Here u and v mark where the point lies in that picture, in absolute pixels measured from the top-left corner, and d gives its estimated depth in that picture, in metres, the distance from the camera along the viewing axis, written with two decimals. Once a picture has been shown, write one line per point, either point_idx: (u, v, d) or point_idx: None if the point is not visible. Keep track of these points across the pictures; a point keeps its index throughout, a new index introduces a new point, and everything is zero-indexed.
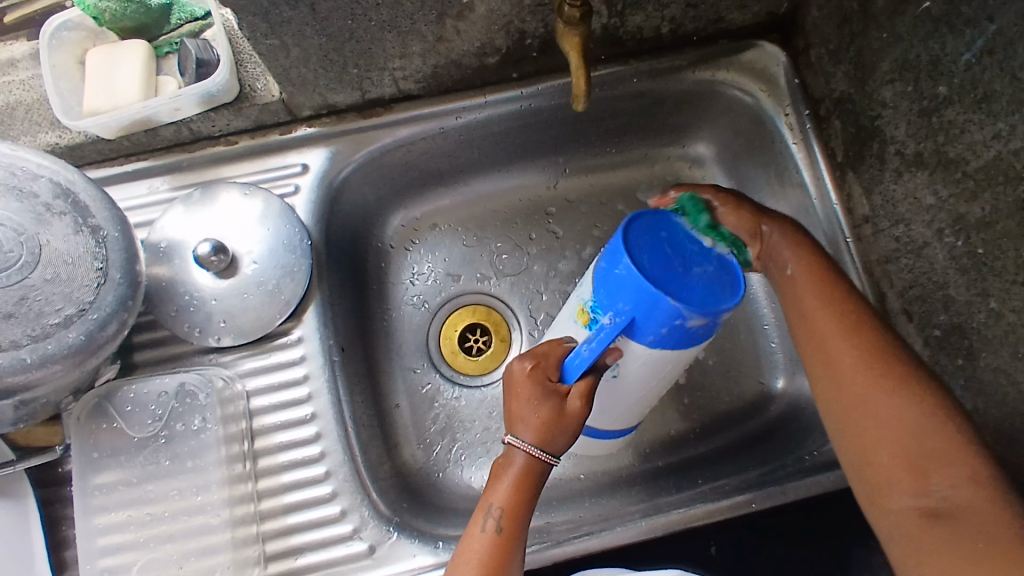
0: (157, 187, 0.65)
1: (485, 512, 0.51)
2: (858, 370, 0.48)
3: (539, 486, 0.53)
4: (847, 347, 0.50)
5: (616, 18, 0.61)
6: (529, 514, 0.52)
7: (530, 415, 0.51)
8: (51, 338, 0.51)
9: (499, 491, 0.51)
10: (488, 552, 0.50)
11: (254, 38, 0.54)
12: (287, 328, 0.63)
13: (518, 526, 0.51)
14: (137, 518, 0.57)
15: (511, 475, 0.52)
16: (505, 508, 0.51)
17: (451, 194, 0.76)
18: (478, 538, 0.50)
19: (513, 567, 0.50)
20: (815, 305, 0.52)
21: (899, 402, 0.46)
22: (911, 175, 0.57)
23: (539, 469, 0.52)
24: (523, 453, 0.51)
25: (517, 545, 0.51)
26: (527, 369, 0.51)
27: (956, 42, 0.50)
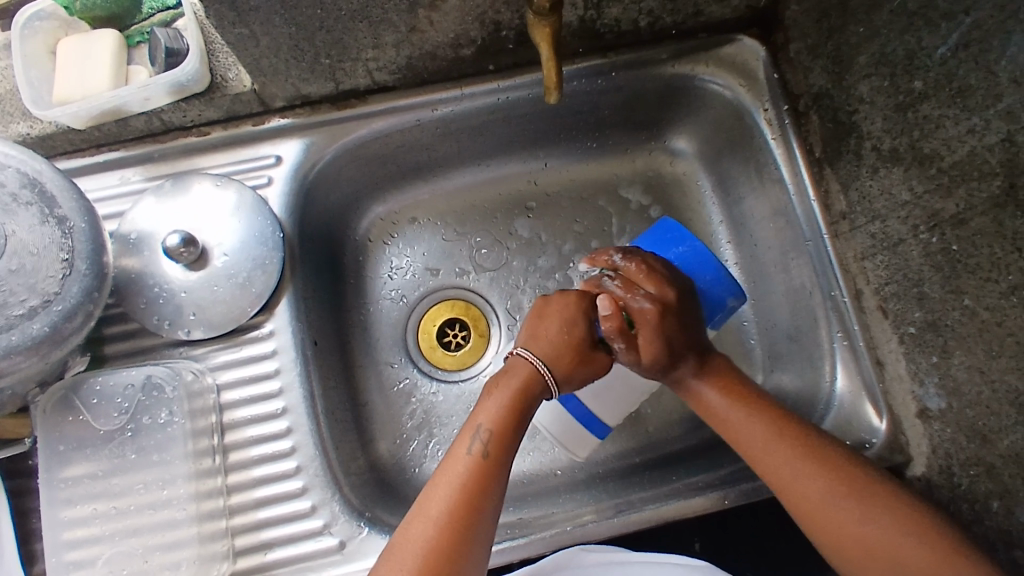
0: (129, 178, 0.64)
1: (472, 434, 0.52)
2: (801, 477, 0.51)
3: (527, 417, 0.54)
4: (789, 451, 0.52)
5: (593, 11, 0.60)
6: (515, 442, 0.53)
7: (566, 331, 0.56)
8: (14, 329, 0.51)
9: (490, 412, 0.53)
10: (470, 472, 0.50)
11: (222, 27, 0.53)
12: (258, 322, 0.62)
13: (504, 451, 0.52)
14: (102, 512, 0.57)
15: (502, 394, 0.54)
16: (493, 429, 0.52)
17: (429, 188, 0.76)
18: (461, 458, 0.51)
19: (495, 491, 0.50)
20: (738, 417, 0.56)
21: (848, 503, 0.49)
22: (887, 171, 0.56)
23: (533, 394, 0.55)
24: (534, 368, 0.55)
25: (501, 470, 0.51)
26: (577, 296, 0.58)
27: (932, 35, 0.49)
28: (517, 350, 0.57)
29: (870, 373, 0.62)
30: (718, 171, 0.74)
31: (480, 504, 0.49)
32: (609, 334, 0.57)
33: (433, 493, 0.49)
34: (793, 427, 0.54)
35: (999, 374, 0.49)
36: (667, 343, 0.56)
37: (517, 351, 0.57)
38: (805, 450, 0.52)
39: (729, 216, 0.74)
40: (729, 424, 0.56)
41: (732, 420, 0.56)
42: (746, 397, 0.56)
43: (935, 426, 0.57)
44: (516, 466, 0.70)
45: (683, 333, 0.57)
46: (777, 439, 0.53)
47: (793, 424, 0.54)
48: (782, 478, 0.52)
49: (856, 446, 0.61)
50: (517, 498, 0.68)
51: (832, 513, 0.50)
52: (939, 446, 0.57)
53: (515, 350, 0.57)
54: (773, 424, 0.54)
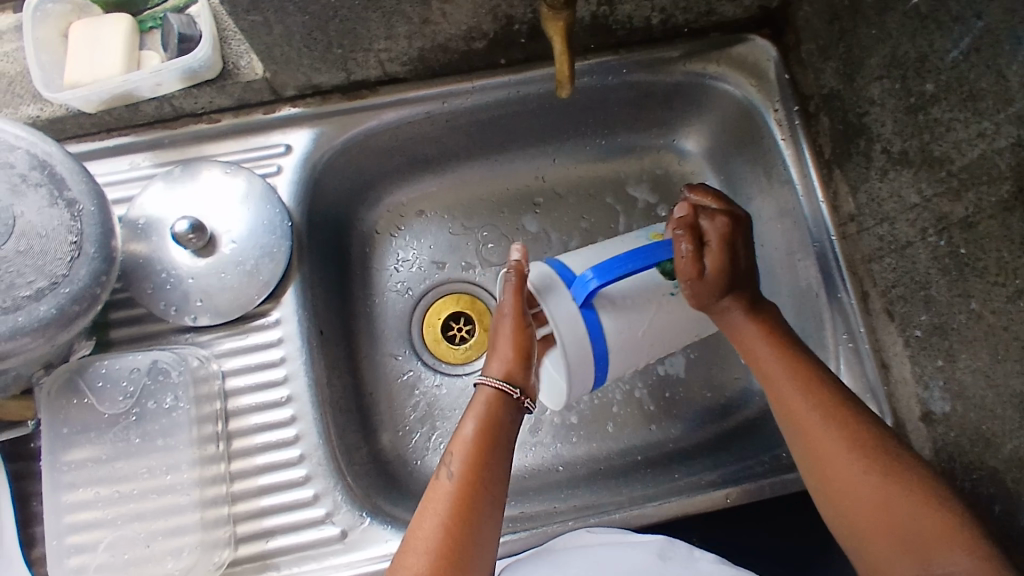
0: (139, 163, 0.64)
1: (448, 459, 0.51)
2: (818, 426, 0.52)
3: (504, 438, 0.53)
4: (816, 417, 0.53)
5: (606, 7, 0.60)
6: (499, 464, 0.52)
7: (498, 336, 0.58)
8: (21, 310, 0.50)
9: (462, 438, 0.52)
10: (455, 493, 0.49)
11: (236, 14, 0.53)
12: (265, 310, 0.62)
13: (482, 472, 0.50)
14: (105, 496, 0.57)
15: (474, 419, 0.53)
16: (465, 452, 0.51)
17: (437, 181, 0.76)
18: (438, 486, 0.50)
19: (478, 509, 0.49)
20: (768, 359, 0.56)
21: (858, 459, 0.50)
22: (896, 174, 0.56)
23: (500, 418, 0.54)
24: (489, 386, 0.55)
25: (483, 490, 0.49)
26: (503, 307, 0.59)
27: (944, 38, 0.49)
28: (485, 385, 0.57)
29: (874, 375, 0.62)
30: (727, 171, 0.74)
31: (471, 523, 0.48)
32: (681, 232, 0.56)
33: (419, 520, 0.48)
34: (819, 377, 0.54)
35: (1003, 378, 0.49)
36: (731, 260, 0.57)
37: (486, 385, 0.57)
38: (827, 403, 0.53)
39: None
40: (760, 366, 0.57)
41: (763, 361, 0.56)
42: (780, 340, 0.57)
43: (939, 429, 0.57)
44: (519, 460, 0.70)
45: (745, 258, 0.58)
46: (801, 387, 0.54)
47: (818, 375, 0.54)
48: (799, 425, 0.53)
49: None
50: (519, 492, 0.68)
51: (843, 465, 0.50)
52: (942, 449, 0.57)
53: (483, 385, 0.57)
54: (798, 371, 0.55)
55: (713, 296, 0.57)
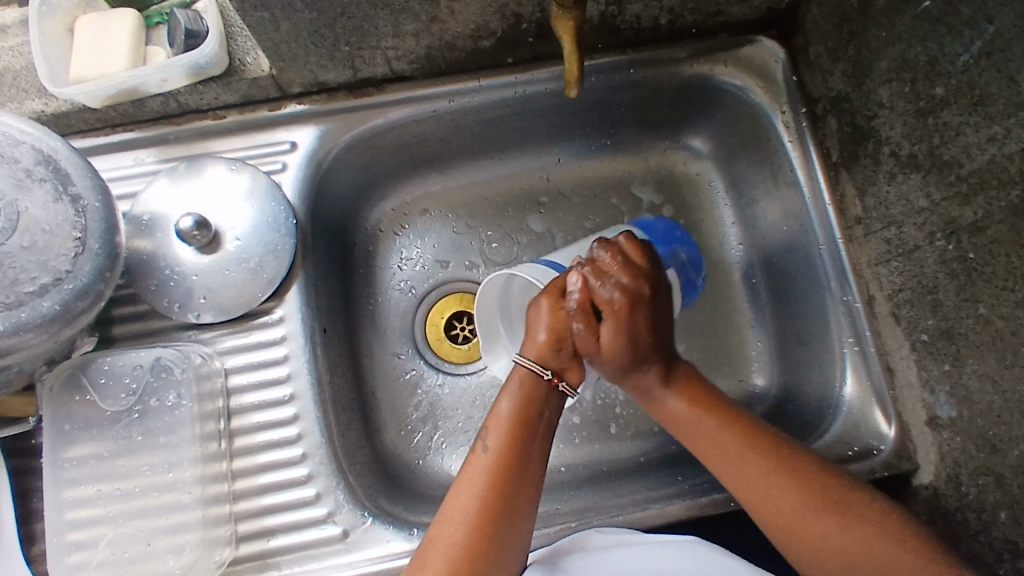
0: (143, 159, 0.64)
1: (483, 435, 0.53)
2: (771, 483, 0.51)
3: (540, 416, 0.54)
4: (764, 468, 0.52)
5: (614, 7, 0.59)
6: (535, 444, 0.53)
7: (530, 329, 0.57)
8: (24, 306, 0.50)
9: (499, 414, 0.53)
10: (487, 474, 0.50)
11: (243, 10, 0.53)
12: (269, 308, 0.62)
13: (520, 448, 0.52)
14: (106, 492, 0.57)
15: (511, 396, 0.54)
16: (500, 430, 0.52)
17: (442, 180, 0.76)
18: (477, 460, 0.51)
19: (515, 486, 0.50)
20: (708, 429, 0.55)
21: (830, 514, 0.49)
22: (904, 177, 0.56)
23: (536, 397, 0.54)
24: (523, 367, 0.55)
25: (518, 469, 0.51)
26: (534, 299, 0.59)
27: (955, 42, 0.49)
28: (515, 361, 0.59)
29: (879, 379, 0.62)
30: (733, 172, 0.74)
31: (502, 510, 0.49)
32: (573, 309, 0.56)
33: (455, 497, 0.50)
34: (763, 445, 0.53)
35: (1011, 384, 0.49)
36: (629, 334, 0.55)
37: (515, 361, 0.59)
38: (784, 466, 0.52)
39: (742, 217, 0.74)
40: (700, 441, 0.55)
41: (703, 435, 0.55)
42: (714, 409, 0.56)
43: (945, 434, 0.57)
44: None
45: (644, 328, 0.56)
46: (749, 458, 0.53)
47: (753, 429, 0.54)
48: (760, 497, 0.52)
49: (864, 451, 0.61)
50: None
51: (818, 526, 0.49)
52: (947, 454, 0.57)
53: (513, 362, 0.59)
54: (745, 439, 0.54)
55: (625, 368, 0.57)
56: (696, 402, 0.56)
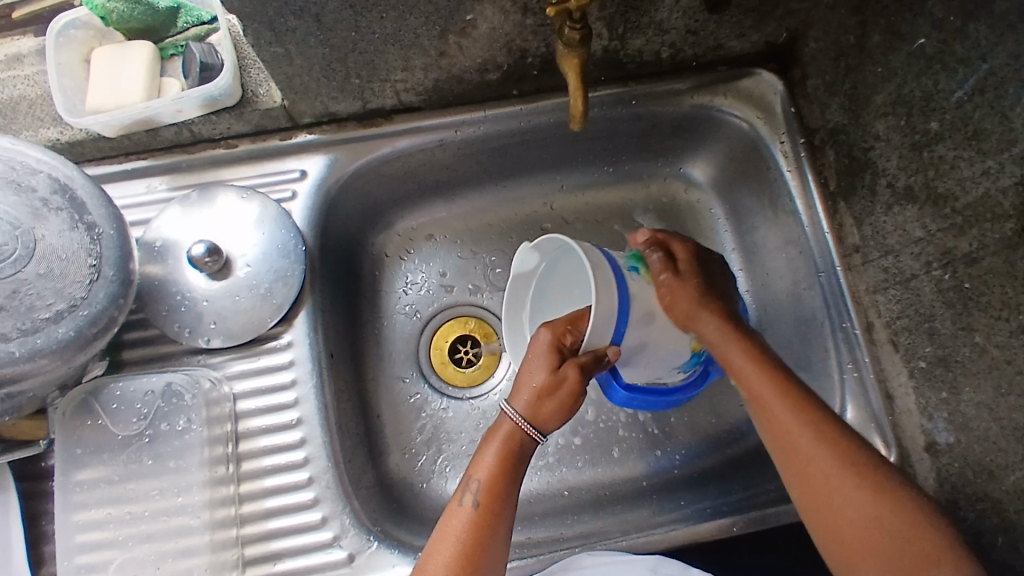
0: (155, 187, 0.66)
1: (467, 486, 0.54)
2: (810, 446, 0.52)
3: (522, 461, 0.55)
4: (807, 435, 0.53)
5: (617, 42, 0.61)
6: (512, 492, 0.54)
7: (539, 402, 0.55)
8: (40, 332, 0.51)
9: (482, 464, 0.54)
10: (468, 528, 0.51)
11: (259, 46, 0.54)
12: (278, 332, 0.63)
13: (499, 502, 0.53)
14: (116, 516, 0.57)
15: (494, 446, 0.55)
16: (484, 479, 0.53)
17: (447, 207, 0.77)
18: (456, 513, 0.52)
19: (495, 537, 0.52)
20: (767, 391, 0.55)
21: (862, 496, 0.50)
22: (901, 209, 0.58)
23: (519, 448, 0.55)
24: (511, 421, 0.55)
25: (496, 520, 0.52)
26: (543, 368, 0.55)
27: (949, 79, 0.51)
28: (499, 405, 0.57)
29: (879, 405, 0.63)
30: (733, 200, 0.75)
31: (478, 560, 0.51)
32: (648, 242, 0.61)
33: (435, 545, 0.51)
34: (818, 415, 0.54)
35: (1007, 411, 0.50)
36: (700, 271, 0.60)
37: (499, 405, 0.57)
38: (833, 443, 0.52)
39: (742, 245, 0.75)
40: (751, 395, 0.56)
41: (766, 401, 0.55)
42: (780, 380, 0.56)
43: (943, 461, 0.57)
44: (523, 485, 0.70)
45: (703, 275, 0.60)
46: (805, 424, 0.53)
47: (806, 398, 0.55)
48: (798, 456, 0.53)
49: None
50: (524, 517, 0.68)
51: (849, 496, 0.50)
52: (945, 480, 0.57)
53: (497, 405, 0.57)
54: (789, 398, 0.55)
55: (692, 302, 0.58)
56: (756, 363, 0.57)
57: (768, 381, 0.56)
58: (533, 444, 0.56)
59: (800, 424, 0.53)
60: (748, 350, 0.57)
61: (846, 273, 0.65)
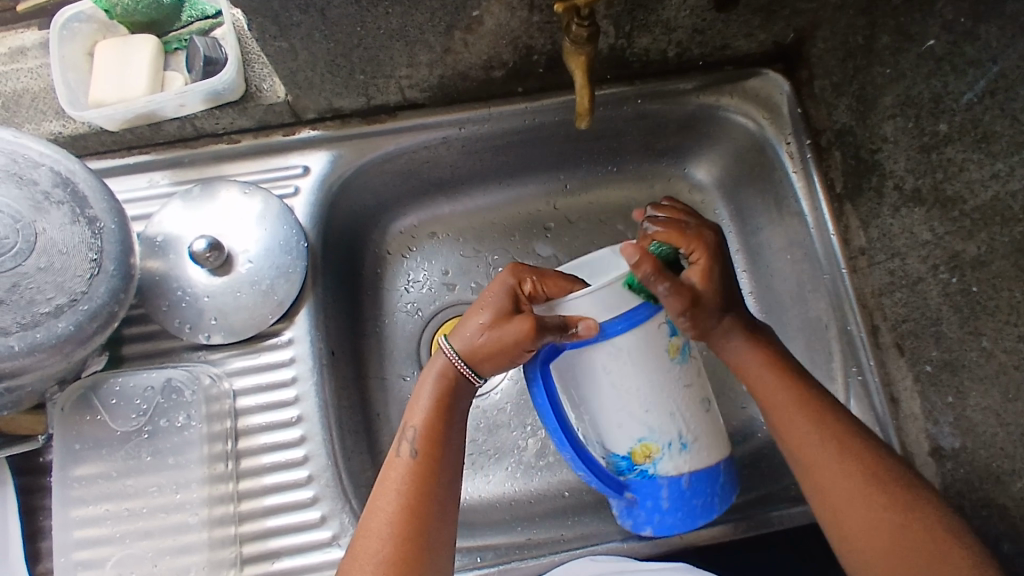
0: (157, 181, 0.65)
1: (404, 434, 0.51)
2: (827, 463, 0.51)
3: (459, 404, 0.53)
4: (825, 450, 0.51)
5: (624, 40, 0.61)
6: (452, 437, 0.52)
7: (477, 341, 0.52)
8: (40, 326, 0.51)
9: (417, 410, 0.52)
10: (407, 476, 0.50)
11: (263, 40, 0.54)
12: (278, 329, 0.62)
13: (437, 448, 0.51)
14: (114, 513, 0.57)
15: (427, 392, 0.52)
16: (421, 426, 0.51)
17: (450, 205, 0.76)
18: (395, 463, 0.51)
19: (435, 486, 0.50)
20: (784, 402, 0.53)
21: (869, 492, 0.49)
22: (908, 211, 0.57)
23: (455, 391, 0.53)
24: (445, 361, 0.53)
25: (435, 467, 0.50)
26: (490, 307, 0.52)
27: (959, 81, 0.51)
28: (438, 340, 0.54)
29: (884, 409, 0.62)
30: (738, 201, 0.75)
31: (421, 502, 0.49)
32: (650, 274, 0.49)
33: (376, 498, 0.50)
34: (827, 415, 0.52)
35: (1016, 416, 0.50)
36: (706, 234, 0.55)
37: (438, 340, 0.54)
38: (839, 440, 0.51)
39: (746, 246, 0.75)
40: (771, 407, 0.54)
41: (775, 401, 0.54)
42: (790, 378, 0.54)
43: (948, 465, 0.57)
44: (523, 486, 0.70)
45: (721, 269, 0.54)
46: (817, 432, 0.52)
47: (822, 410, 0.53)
48: (808, 454, 0.52)
49: None
50: (524, 518, 0.67)
51: (848, 499, 0.49)
52: (950, 485, 0.57)
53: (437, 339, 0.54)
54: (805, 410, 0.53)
55: (713, 322, 0.54)
56: (777, 374, 0.54)
57: (786, 395, 0.54)
58: (469, 385, 0.54)
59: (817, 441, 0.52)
60: (769, 362, 0.55)
61: (851, 276, 0.64)
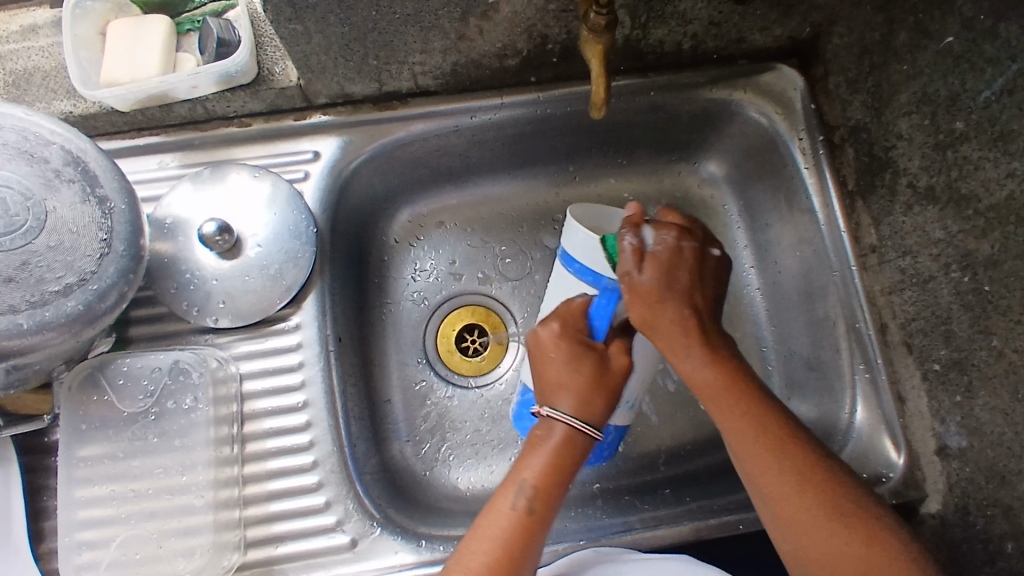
0: (167, 163, 0.65)
1: (518, 488, 0.51)
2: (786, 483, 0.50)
3: (573, 465, 0.53)
4: (783, 471, 0.50)
5: (639, 31, 0.61)
6: (559, 497, 0.52)
7: (592, 397, 0.52)
8: (49, 305, 0.51)
9: (533, 466, 0.52)
10: (514, 532, 0.50)
11: (278, 22, 0.54)
12: (286, 314, 0.62)
13: (548, 508, 0.51)
14: (119, 493, 0.57)
15: (547, 450, 0.52)
16: (538, 486, 0.51)
17: (459, 194, 0.76)
18: (503, 513, 0.51)
19: (537, 546, 0.51)
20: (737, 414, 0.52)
21: (832, 519, 0.48)
22: (921, 209, 0.57)
23: (575, 456, 0.53)
24: (565, 425, 0.52)
25: (541, 527, 0.51)
26: (584, 361, 0.52)
27: (977, 79, 0.51)
28: (541, 411, 0.53)
29: (890, 407, 0.62)
30: (749, 197, 0.74)
31: (516, 567, 0.49)
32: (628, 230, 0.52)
33: (478, 546, 0.50)
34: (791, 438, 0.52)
35: None
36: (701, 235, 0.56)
37: (542, 411, 0.53)
38: (801, 469, 0.50)
39: (753, 241, 0.75)
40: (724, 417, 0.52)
41: (730, 416, 0.52)
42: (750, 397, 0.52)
43: (954, 464, 0.57)
44: None
45: (691, 273, 0.52)
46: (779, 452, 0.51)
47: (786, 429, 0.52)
48: (763, 472, 0.51)
49: (872, 479, 0.61)
50: None
51: (811, 529, 0.48)
52: (956, 483, 0.57)
53: (540, 412, 0.53)
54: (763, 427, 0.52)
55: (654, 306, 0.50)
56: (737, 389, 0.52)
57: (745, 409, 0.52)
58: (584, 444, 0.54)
59: (777, 460, 0.51)
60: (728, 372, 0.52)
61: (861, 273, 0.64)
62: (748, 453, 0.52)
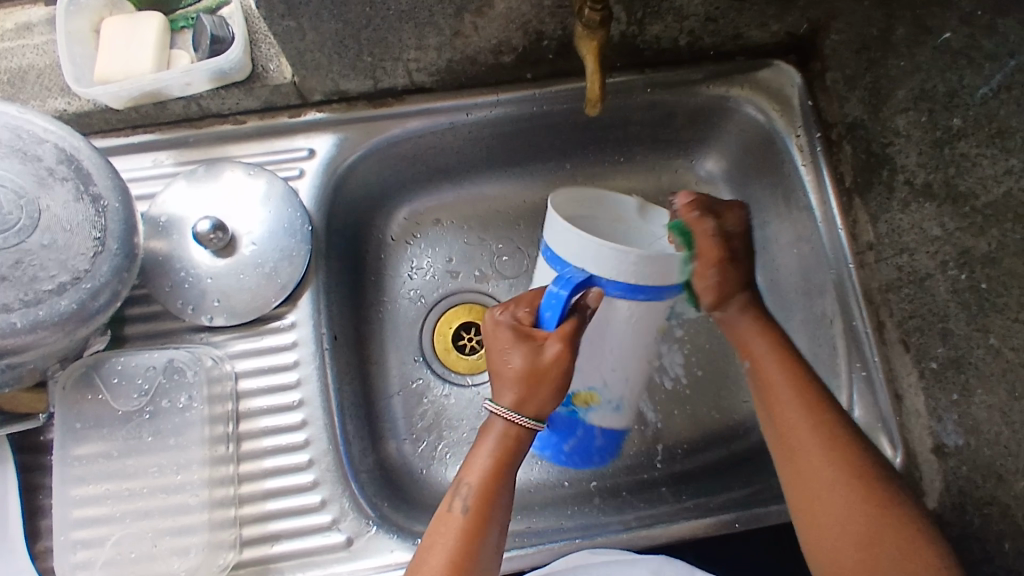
0: (162, 161, 0.65)
1: (460, 491, 0.50)
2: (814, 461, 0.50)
3: (517, 460, 0.52)
4: (815, 447, 0.50)
5: (635, 27, 0.60)
6: (505, 493, 0.51)
7: (528, 391, 0.51)
8: (42, 303, 0.51)
9: (475, 467, 0.51)
10: (459, 535, 0.49)
11: (271, 19, 0.53)
12: (281, 312, 0.62)
13: (491, 506, 0.50)
14: (114, 492, 0.57)
15: (487, 448, 0.51)
16: (478, 487, 0.50)
17: (455, 192, 0.76)
18: (445, 518, 0.50)
19: (487, 545, 0.50)
20: (782, 388, 0.53)
21: (845, 500, 0.48)
22: (919, 206, 0.56)
23: (516, 449, 0.52)
24: (503, 419, 0.51)
25: (489, 526, 0.50)
26: (517, 355, 0.50)
27: (975, 75, 0.52)
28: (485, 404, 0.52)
29: (887, 405, 0.62)
30: (746, 194, 0.74)
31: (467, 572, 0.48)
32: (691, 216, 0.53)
33: (428, 553, 0.49)
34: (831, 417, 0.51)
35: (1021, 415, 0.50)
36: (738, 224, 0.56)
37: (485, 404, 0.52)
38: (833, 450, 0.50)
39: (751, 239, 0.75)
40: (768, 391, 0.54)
41: (775, 387, 0.53)
42: (801, 377, 0.53)
43: (950, 462, 0.56)
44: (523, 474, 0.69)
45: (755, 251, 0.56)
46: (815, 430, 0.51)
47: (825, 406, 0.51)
48: (798, 445, 0.51)
49: None
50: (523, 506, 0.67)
51: (827, 508, 0.49)
52: (952, 484, 0.56)
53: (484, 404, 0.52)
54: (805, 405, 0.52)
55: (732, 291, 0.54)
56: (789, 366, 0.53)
57: (790, 385, 0.53)
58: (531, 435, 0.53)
59: (811, 435, 0.51)
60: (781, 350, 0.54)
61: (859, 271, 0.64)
62: (785, 427, 0.52)
